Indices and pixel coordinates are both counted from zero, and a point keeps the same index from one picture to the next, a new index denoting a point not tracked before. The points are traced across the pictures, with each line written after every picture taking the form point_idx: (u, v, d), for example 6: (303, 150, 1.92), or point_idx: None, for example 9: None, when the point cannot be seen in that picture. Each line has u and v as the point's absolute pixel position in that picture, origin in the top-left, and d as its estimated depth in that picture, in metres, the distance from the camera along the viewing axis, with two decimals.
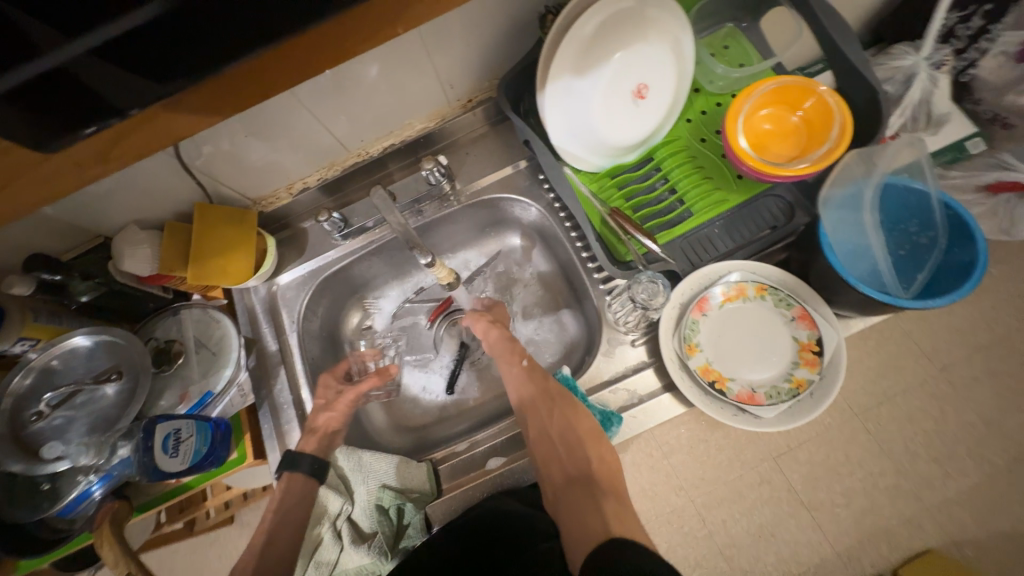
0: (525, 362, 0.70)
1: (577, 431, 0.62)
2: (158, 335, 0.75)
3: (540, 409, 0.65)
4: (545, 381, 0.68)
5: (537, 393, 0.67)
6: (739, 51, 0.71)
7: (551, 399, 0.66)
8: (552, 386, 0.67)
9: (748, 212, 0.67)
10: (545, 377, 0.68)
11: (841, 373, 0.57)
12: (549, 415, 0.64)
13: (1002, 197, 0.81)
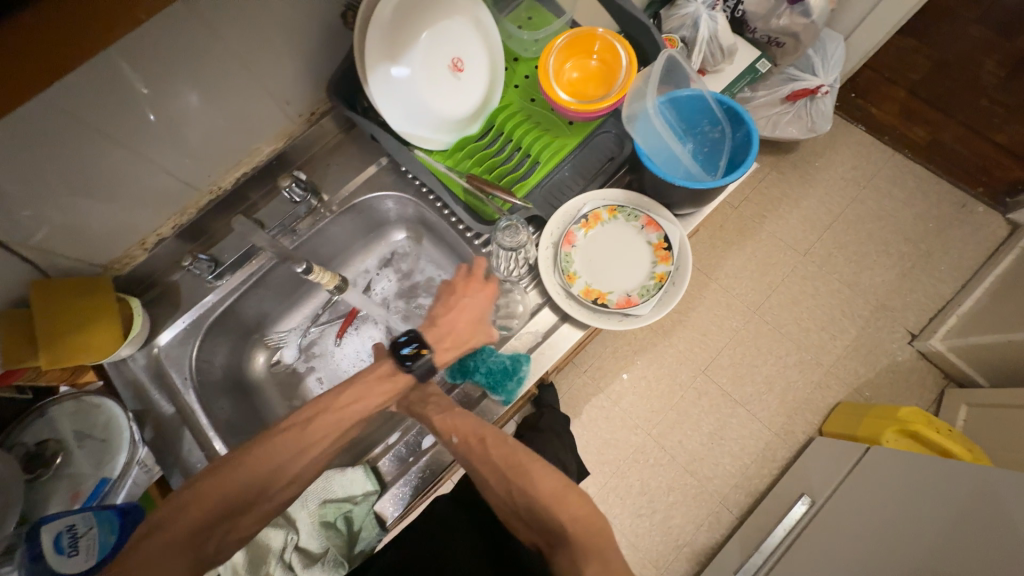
0: (455, 438, 0.61)
1: (537, 497, 0.55)
2: (25, 440, 0.66)
3: (491, 483, 0.58)
4: (483, 448, 0.60)
5: (477, 446, 0.60)
6: (541, 18, 0.80)
7: (500, 465, 0.59)
8: (495, 454, 0.59)
9: (585, 150, 0.76)
10: (481, 446, 0.60)
11: (687, 259, 0.68)
12: (502, 487, 0.57)
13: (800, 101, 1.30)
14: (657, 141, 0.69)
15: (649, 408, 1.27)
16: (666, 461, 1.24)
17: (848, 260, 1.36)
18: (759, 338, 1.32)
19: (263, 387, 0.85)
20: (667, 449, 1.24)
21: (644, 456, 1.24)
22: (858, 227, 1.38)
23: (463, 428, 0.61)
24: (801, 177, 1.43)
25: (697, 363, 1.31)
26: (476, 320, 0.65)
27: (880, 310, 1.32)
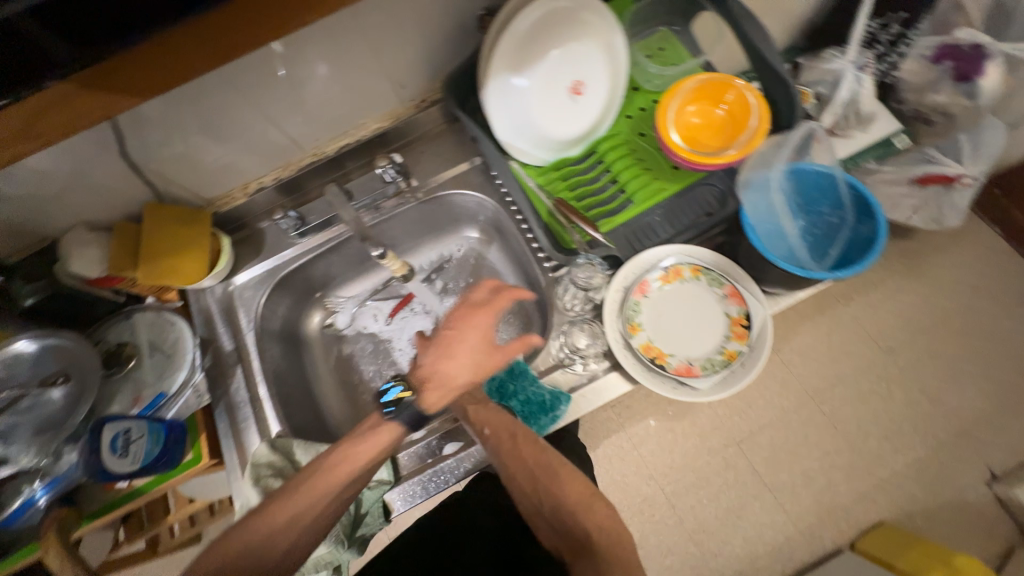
0: (487, 430, 0.62)
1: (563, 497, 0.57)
2: (109, 338, 0.74)
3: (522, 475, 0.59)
4: (516, 444, 0.61)
5: (511, 445, 0.61)
6: (672, 53, 0.76)
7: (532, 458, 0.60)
8: (527, 453, 0.60)
9: (682, 201, 0.72)
10: (512, 442, 0.61)
11: (767, 343, 0.61)
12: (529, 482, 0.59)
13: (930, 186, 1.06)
14: (764, 212, 0.64)
15: (668, 465, 1.19)
16: (671, 523, 1.16)
17: (937, 372, 1.19)
18: (810, 428, 1.18)
19: (313, 346, 0.89)
20: (676, 511, 1.16)
21: (649, 511, 1.17)
22: (961, 340, 1.21)
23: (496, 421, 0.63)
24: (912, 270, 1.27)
25: (731, 434, 1.19)
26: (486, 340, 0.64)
27: (961, 438, 1.15)
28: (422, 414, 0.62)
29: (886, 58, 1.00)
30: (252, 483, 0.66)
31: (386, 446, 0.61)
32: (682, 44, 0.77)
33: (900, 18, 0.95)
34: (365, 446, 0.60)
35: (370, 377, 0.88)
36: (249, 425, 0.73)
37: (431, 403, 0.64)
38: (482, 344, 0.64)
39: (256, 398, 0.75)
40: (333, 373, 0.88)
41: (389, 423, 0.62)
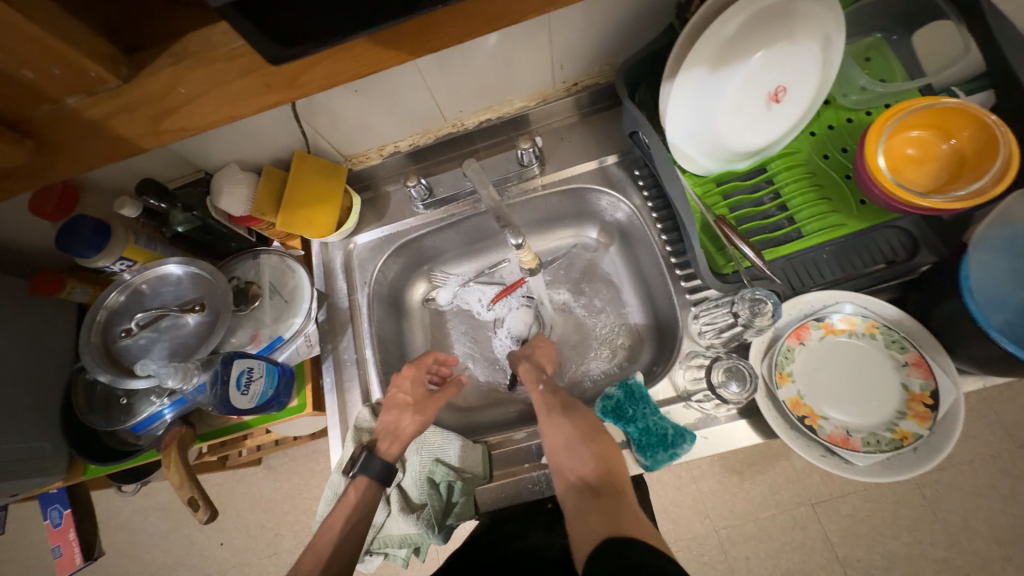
0: (541, 387, 0.69)
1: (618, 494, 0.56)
2: (238, 274, 0.78)
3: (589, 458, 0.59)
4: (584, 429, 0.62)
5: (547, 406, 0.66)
6: (883, 64, 0.65)
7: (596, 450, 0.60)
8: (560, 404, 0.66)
9: (863, 241, 0.61)
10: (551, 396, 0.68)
11: (958, 431, 0.51)
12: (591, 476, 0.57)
13: None
14: (986, 273, 0.53)
15: (727, 506, 1.06)
16: (722, 569, 1.03)
17: (1017, 474, 0.97)
18: (903, 508, 0.99)
19: (412, 315, 0.88)
20: (729, 559, 1.03)
21: (697, 552, 1.05)
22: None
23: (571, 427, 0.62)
24: None
25: (808, 492, 1.03)
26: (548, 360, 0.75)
27: None
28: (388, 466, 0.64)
29: None
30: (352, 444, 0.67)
31: (360, 499, 0.62)
32: (898, 58, 0.65)
33: None
34: (349, 498, 0.62)
35: (461, 358, 0.86)
36: (353, 385, 0.73)
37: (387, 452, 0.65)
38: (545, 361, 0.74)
39: (361, 360, 0.75)
40: (428, 348, 0.87)
41: (357, 479, 0.63)
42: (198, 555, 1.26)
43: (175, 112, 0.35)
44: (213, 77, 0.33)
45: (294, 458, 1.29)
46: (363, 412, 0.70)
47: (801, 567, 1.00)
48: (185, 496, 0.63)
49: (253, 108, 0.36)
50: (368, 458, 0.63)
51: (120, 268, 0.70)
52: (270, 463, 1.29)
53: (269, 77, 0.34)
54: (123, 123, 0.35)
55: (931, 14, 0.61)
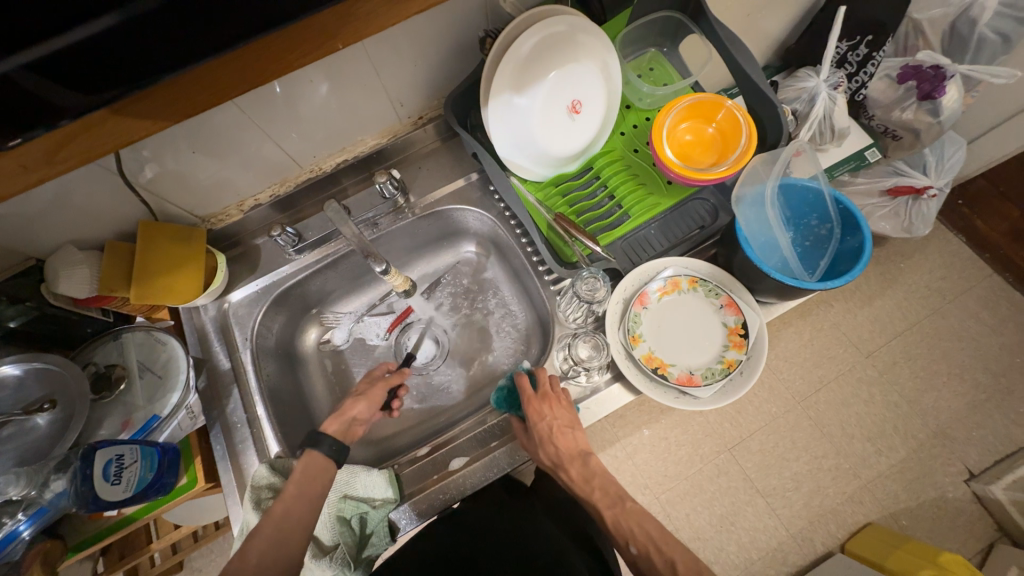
0: (636, 551, 0.55)
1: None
2: (96, 360, 0.71)
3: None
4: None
5: None
6: (662, 72, 0.79)
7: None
8: None
9: (677, 214, 0.74)
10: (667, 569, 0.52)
11: (763, 351, 0.64)
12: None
13: (902, 198, 1.12)
14: (757, 224, 0.67)
15: (660, 473, 1.09)
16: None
17: (871, 379, 1.13)
18: (797, 432, 1.10)
19: (308, 362, 0.87)
20: (670, 521, 1.08)
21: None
22: (932, 342, 1.15)
23: (645, 537, 0.55)
24: (914, 267, 1.22)
25: (723, 439, 1.11)
26: (570, 439, 0.62)
27: (938, 439, 1.09)
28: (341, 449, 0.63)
29: (856, 77, 1.05)
30: (250, 506, 0.64)
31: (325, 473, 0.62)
32: (672, 65, 0.80)
33: (867, 40, 0.99)
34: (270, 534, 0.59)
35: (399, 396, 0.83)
36: (248, 446, 0.71)
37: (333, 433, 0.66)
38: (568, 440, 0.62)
39: (253, 419, 0.74)
40: (331, 389, 0.86)
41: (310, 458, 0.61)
42: None
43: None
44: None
45: (220, 551, 1.19)
46: (260, 469, 0.67)
47: (732, 510, 1.08)
48: None
49: (18, 190, 0.34)
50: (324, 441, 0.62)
51: None
52: (195, 565, 1.19)
53: (19, 157, 0.33)
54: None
55: (682, 29, 0.76)
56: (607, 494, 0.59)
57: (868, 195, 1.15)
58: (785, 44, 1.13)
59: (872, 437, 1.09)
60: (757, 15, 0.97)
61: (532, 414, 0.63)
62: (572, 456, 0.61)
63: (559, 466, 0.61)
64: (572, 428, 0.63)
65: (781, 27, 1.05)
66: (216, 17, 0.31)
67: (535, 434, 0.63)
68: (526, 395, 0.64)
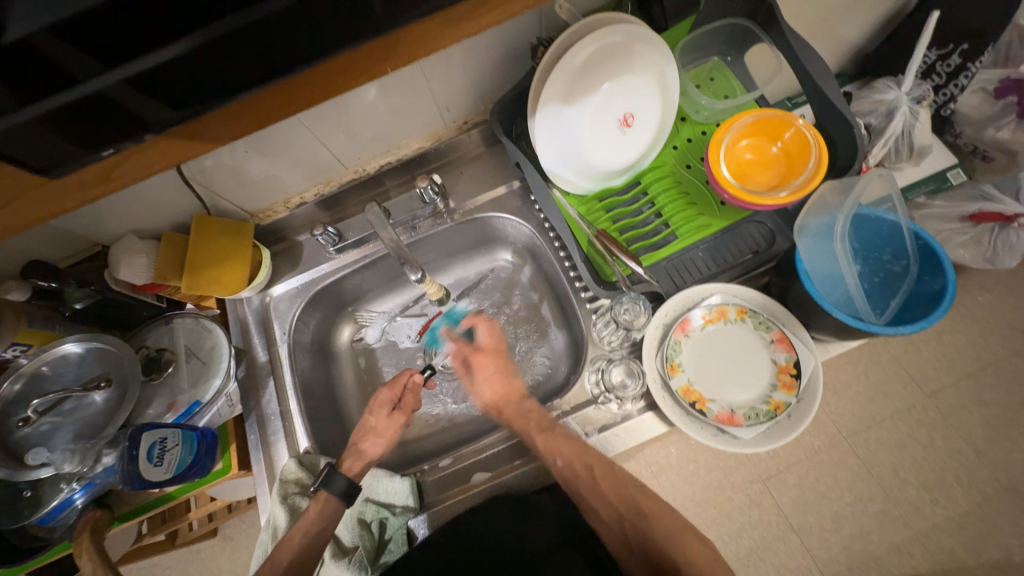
0: (561, 461, 0.61)
1: (653, 537, 0.58)
2: (149, 343, 0.76)
3: (610, 501, 0.61)
4: (594, 481, 0.61)
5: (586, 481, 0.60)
6: (724, 83, 0.74)
7: (618, 495, 0.61)
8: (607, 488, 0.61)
9: (730, 237, 0.69)
10: (590, 477, 0.60)
11: (818, 395, 0.59)
12: (616, 527, 0.60)
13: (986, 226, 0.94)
14: (819, 255, 0.62)
15: (687, 499, 1.00)
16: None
17: (933, 422, 1.02)
18: (842, 470, 1.00)
19: (341, 358, 0.89)
20: None
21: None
22: (1008, 386, 1.03)
23: (571, 453, 0.61)
24: (994, 302, 1.09)
25: (758, 469, 1.01)
26: (507, 382, 0.73)
27: (1009, 494, 0.97)
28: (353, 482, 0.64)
29: (944, 90, 0.95)
30: (278, 500, 0.66)
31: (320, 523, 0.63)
32: (735, 76, 0.75)
33: (961, 49, 0.89)
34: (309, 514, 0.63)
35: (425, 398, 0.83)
36: (280, 438, 0.74)
37: (347, 470, 0.67)
38: (504, 383, 0.73)
39: (286, 412, 0.76)
40: (361, 386, 0.88)
41: (318, 494, 0.64)
42: None
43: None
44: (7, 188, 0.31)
45: (252, 523, 1.22)
46: (288, 463, 0.69)
47: (764, 546, 0.99)
48: None
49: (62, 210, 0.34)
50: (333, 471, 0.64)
51: (12, 354, 0.65)
52: (227, 533, 1.23)
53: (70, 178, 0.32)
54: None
55: (750, 38, 0.71)
56: (541, 421, 0.65)
57: (942, 220, 0.98)
58: (863, 52, 1.03)
59: (931, 486, 0.98)
60: (835, 21, 0.89)
61: (475, 361, 0.76)
62: (509, 397, 0.71)
63: (501, 406, 0.71)
64: (509, 373, 0.74)
65: (861, 34, 0.96)
66: (285, 38, 0.30)
67: (478, 378, 0.75)
68: (469, 345, 0.78)
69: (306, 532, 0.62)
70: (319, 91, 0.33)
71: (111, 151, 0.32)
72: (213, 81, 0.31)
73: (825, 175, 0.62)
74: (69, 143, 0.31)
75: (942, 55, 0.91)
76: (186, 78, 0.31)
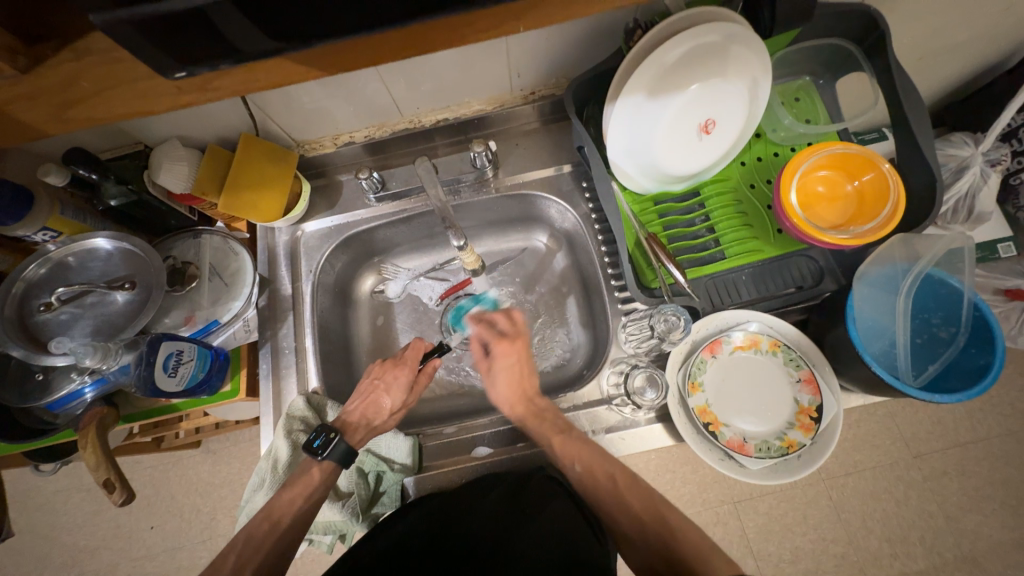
0: (579, 468, 0.61)
1: (679, 550, 0.52)
2: (175, 254, 0.75)
3: (633, 511, 0.57)
4: (615, 488, 0.59)
5: (604, 478, 0.59)
6: (809, 106, 0.71)
7: (646, 507, 0.57)
8: (631, 498, 0.58)
9: (778, 267, 0.67)
10: (611, 484, 0.59)
11: (834, 442, 0.58)
12: (641, 536, 0.55)
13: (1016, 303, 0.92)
14: (867, 307, 0.61)
15: None
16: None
17: (912, 481, 1.00)
18: (812, 508, 1.01)
19: (358, 306, 0.88)
20: None
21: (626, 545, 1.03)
22: (995, 463, 1.01)
23: (590, 458, 0.61)
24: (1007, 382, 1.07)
25: (732, 491, 1.03)
26: (525, 378, 0.69)
27: (967, 564, 0.97)
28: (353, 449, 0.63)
29: (1020, 157, 0.92)
30: (282, 434, 0.67)
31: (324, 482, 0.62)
32: (822, 101, 0.72)
33: None
34: (314, 477, 0.62)
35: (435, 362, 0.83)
36: (290, 373, 0.74)
37: (357, 442, 0.65)
38: (521, 379, 0.69)
39: (300, 349, 0.76)
40: (372, 337, 0.87)
41: (323, 461, 0.62)
42: (124, 538, 1.22)
43: (81, 103, 0.38)
44: (117, 77, 0.37)
45: (237, 442, 1.26)
46: (296, 400, 0.70)
47: None
48: (103, 477, 0.63)
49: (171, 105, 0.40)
50: (339, 440, 0.62)
51: (43, 238, 0.65)
52: (211, 446, 1.25)
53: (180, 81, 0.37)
54: (25, 108, 0.38)
55: (850, 64, 0.67)
56: (557, 424, 0.64)
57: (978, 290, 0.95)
58: (948, 101, 0.98)
59: (899, 544, 0.98)
60: (933, 63, 0.84)
61: (497, 349, 0.70)
62: (522, 393, 0.68)
63: (517, 403, 0.67)
64: (528, 368, 0.70)
65: (951, 83, 0.91)
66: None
67: (497, 367, 0.70)
68: (493, 331, 0.72)
69: (307, 497, 0.61)
70: (420, 42, 0.36)
71: (182, 73, 0.30)
72: (324, 20, 0.29)
73: (896, 227, 0.59)
74: (157, 51, 0.28)
75: None
76: (289, 10, 0.28)
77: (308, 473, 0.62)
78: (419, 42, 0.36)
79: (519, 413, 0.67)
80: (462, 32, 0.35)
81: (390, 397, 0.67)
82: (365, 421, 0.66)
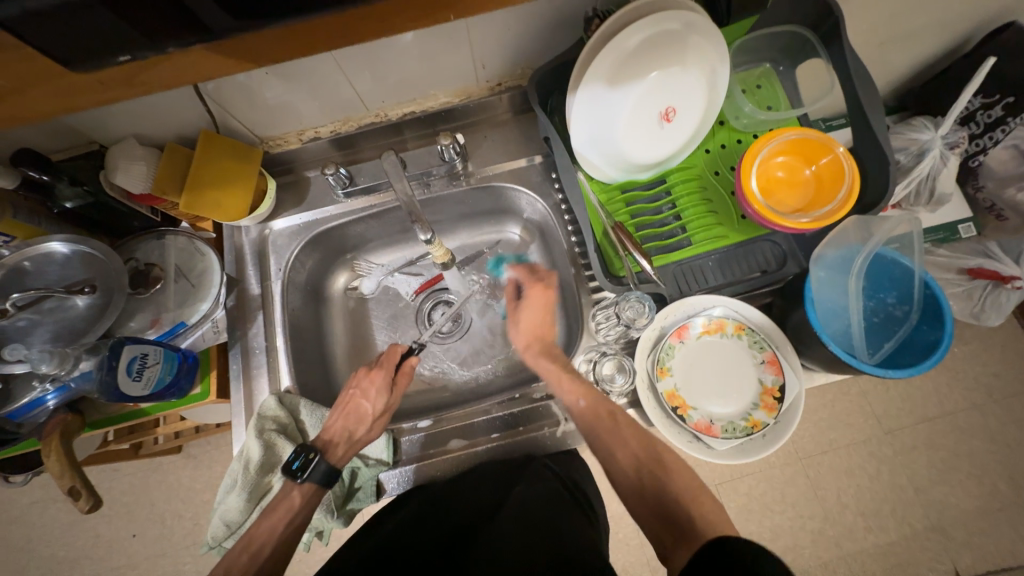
0: (584, 402, 0.61)
1: (669, 499, 0.52)
2: (138, 256, 0.73)
3: (624, 459, 0.57)
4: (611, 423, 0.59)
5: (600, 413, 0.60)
6: (770, 93, 0.72)
7: (636, 449, 0.58)
8: (626, 432, 0.58)
9: (742, 252, 0.68)
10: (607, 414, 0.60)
11: (796, 419, 0.60)
12: (632, 484, 0.56)
13: (979, 282, 0.96)
14: (826, 288, 0.62)
15: None
16: (633, 546, 1.03)
17: (883, 457, 1.04)
18: (789, 486, 1.04)
19: (333, 303, 0.88)
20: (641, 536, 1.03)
21: (612, 530, 1.05)
22: (960, 436, 1.05)
23: (590, 392, 0.61)
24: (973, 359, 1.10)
25: (713, 474, 1.05)
26: (545, 322, 0.71)
27: (935, 534, 1.00)
28: (335, 468, 0.63)
29: (978, 140, 0.94)
30: (254, 434, 0.67)
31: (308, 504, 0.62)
32: (783, 88, 0.73)
33: (1005, 102, 0.88)
34: (293, 499, 0.61)
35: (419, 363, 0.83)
36: (261, 373, 0.73)
37: (339, 459, 0.64)
38: (543, 322, 0.71)
39: (271, 348, 0.75)
40: (348, 335, 0.87)
41: (304, 483, 0.62)
42: (105, 547, 1.20)
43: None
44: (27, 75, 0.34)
45: (219, 446, 1.24)
46: (267, 400, 0.70)
47: None
48: (69, 485, 0.62)
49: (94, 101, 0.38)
50: (318, 461, 0.62)
51: None
52: (192, 451, 1.24)
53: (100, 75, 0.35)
54: None
55: (808, 51, 0.68)
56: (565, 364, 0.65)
57: (941, 271, 0.99)
58: (910, 86, 1.00)
59: (871, 516, 1.02)
60: (893, 49, 0.86)
61: (530, 291, 0.71)
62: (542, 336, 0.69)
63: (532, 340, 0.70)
64: (552, 310, 0.71)
65: (911, 69, 0.94)
66: None
67: (524, 306, 0.72)
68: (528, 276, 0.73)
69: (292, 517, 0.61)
70: (354, 30, 0.35)
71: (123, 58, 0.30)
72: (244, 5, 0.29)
73: (850, 212, 0.61)
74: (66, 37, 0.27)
75: (985, 105, 0.91)
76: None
77: (289, 497, 0.61)
78: (352, 31, 0.35)
79: (530, 350, 0.69)
80: (396, 21, 0.35)
81: (371, 404, 0.67)
82: (351, 434, 0.66)
